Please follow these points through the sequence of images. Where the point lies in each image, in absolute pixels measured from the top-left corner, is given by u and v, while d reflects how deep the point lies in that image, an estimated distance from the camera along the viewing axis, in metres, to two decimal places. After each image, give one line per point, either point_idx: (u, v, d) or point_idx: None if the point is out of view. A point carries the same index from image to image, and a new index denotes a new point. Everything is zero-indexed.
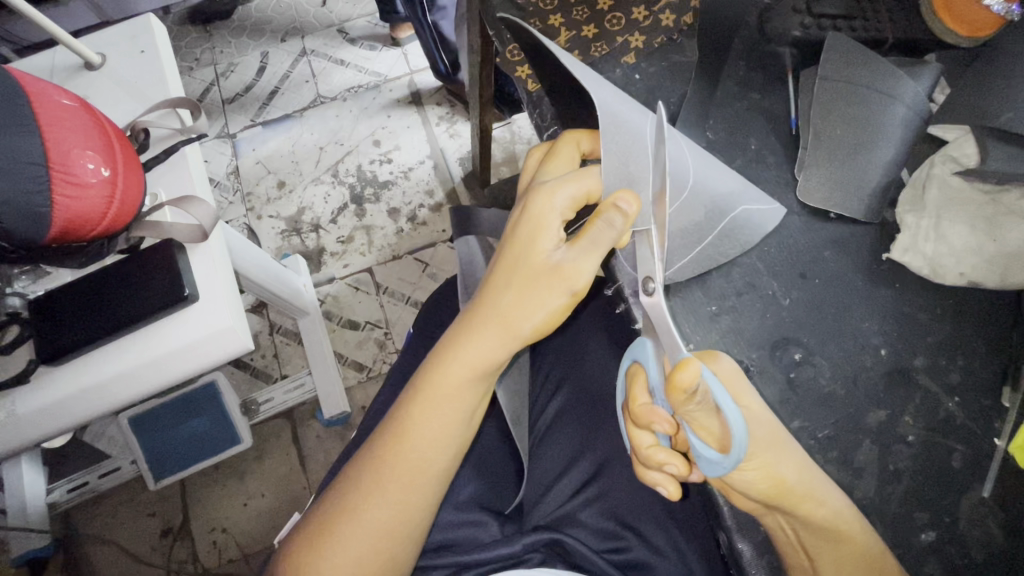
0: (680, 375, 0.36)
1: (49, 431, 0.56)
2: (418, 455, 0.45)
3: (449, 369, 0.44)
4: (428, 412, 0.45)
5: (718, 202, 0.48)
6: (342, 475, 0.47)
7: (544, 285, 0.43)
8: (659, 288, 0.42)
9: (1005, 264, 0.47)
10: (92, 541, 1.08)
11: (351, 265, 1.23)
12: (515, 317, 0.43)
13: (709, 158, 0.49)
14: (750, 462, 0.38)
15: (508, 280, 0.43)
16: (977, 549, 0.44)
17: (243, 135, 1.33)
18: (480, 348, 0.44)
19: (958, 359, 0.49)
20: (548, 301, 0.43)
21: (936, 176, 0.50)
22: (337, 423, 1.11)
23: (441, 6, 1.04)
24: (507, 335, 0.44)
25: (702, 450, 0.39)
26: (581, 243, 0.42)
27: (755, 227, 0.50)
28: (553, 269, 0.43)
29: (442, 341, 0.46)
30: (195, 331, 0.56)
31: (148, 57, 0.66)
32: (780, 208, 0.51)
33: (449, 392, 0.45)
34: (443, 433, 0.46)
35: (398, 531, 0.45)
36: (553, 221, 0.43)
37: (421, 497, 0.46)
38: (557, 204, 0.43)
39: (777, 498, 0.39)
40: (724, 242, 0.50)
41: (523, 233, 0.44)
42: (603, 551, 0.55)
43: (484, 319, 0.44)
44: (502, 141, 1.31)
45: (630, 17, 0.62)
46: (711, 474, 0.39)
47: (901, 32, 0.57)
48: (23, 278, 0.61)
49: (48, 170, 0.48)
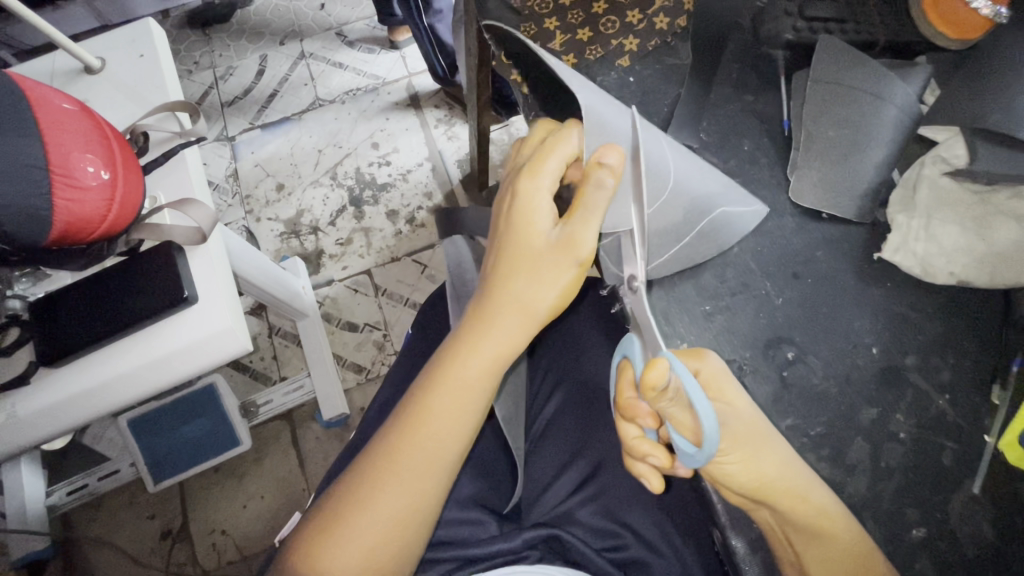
0: (649, 374, 0.37)
1: (49, 433, 0.56)
2: (434, 442, 0.46)
3: (466, 359, 0.45)
4: (440, 399, 0.46)
5: (697, 201, 0.49)
6: (348, 471, 0.48)
7: (552, 265, 0.43)
8: (642, 285, 0.44)
9: (995, 264, 0.48)
10: (91, 543, 1.08)
11: (350, 267, 1.24)
12: (530, 299, 0.44)
13: (690, 156, 0.50)
14: (729, 455, 0.39)
15: (515, 266, 0.44)
16: (968, 546, 0.45)
17: (242, 138, 1.34)
18: (495, 333, 0.45)
19: (949, 358, 0.49)
20: (557, 279, 0.43)
21: (926, 177, 0.51)
22: (335, 424, 1.12)
23: (438, 10, 1.05)
24: (522, 317, 0.45)
25: (680, 443, 0.39)
26: (576, 213, 0.42)
27: (735, 228, 0.51)
28: (555, 247, 0.43)
29: (453, 333, 0.48)
30: (194, 333, 0.57)
31: (147, 61, 0.67)
32: (761, 208, 0.52)
33: (463, 380, 0.46)
34: (458, 417, 0.46)
35: (410, 519, 0.45)
36: (545, 202, 0.43)
37: (436, 483, 0.46)
38: (545, 183, 0.43)
39: (760, 493, 0.40)
40: (699, 244, 0.50)
41: (517, 219, 0.44)
42: (599, 549, 0.55)
43: (496, 305, 0.45)
44: (499, 143, 1.31)
45: (625, 20, 0.62)
46: (689, 466, 0.39)
47: (892, 36, 0.57)
48: (23, 281, 0.61)
49: (49, 173, 0.48)
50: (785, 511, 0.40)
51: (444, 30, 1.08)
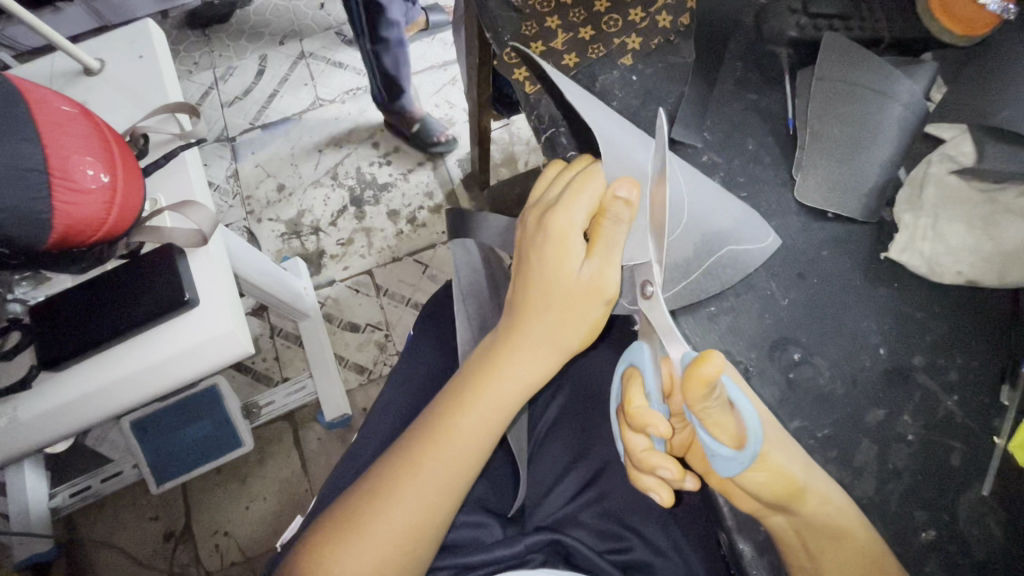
0: (704, 369, 0.35)
1: (50, 437, 0.56)
2: (454, 464, 0.46)
3: (495, 382, 0.47)
4: (467, 418, 0.46)
5: (709, 238, 0.49)
6: (363, 478, 0.48)
7: (580, 303, 0.45)
8: (658, 292, 0.43)
9: (1002, 263, 0.48)
10: (94, 545, 1.08)
11: (351, 267, 1.23)
12: (558, 334, 0.46)
13: (707, 189, 0.50)
14: (764, 463, 0.38)
15: (546, 303, 0.45)
16: (977, 547, 0.45)
17: (243, 138, 1.33)
18: (524, 364, 0.47)
19: (957, 358, 0.49)
20: (587, 316, 0.45)
21: (932, 176, 0.50)
22: (339, 425, 1.11)
23: (394, 44, 1.00)
24: (551, 350, 0.46)
25: (714, 448, 0.38)
26: (599, 250, 0.43)
27: (744, 262, 0.50)
28: (583, 287, 0.44)
29: (482, 354, 0.49)
30: (196, 335, 0.57)
31: (146, 62, 0.66)
32: (776, 238, 0.51)
33: (491, 405, 0.47)
34: (480, 442, 0.47)
35: (425, 530, 0.45)
36: (576, 239, 0.44)
37: (453, 499, 0.47)
38: (576, 222, 0.44)
39: (787, 498, 0.39)
40: (707, 279, 0.50)
41: (549, 254, 0.45)
42: (603, 552, 0.55)
43: (526, 338, 0.47)
44: (501, 142, 1.31)
45: (627, 18, 0.62)
46: (723, 473, 0.38)
47: (898, 33, 0.57)
48: (24, 284, 0.61)
49: (49, 177, 0.48)
50: (805, 513, 0.40)
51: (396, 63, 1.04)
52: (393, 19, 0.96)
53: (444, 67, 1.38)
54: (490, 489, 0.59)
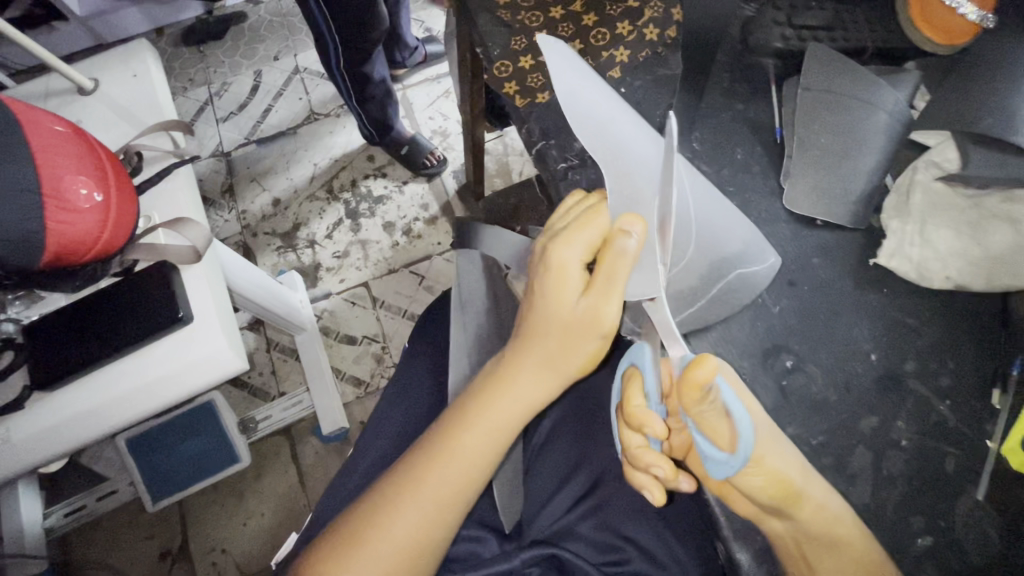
0: (696, 372, 0.36)
1: (46, 455, 0.55)
2: (447, 486, 0.46)
3: (496, 404, 0.47)
4: (467, 438, 0.46)
5: (718, 263, 0.49)
6: (361, 494, 0.47)
7: (578, 335, 0.45)
8: (664, 300, 0.43)
9: (990, 268, 0.48)
10: (90, 566, 1.07)
11: (347, 280, 1.23)
12: (557, 361, 0.46)
13: (717, 210, 0.49)
14: (758, 467, 0.38)
15: (545, 329, 0.46)
16: (974, 552, 0.44)
17: (237, 154, 1.34)
18: (522, 389, 0.47)
19: (949, 363, 0.49)
20: (583, 348, 0.45)
21: (919, 182, 0.51)
22: (334, 439, 1.11)
23: (370, 95, 1.02)
24: (550, 378, 0.46)
25: (707, 450, 0.39)
26: (598, 285, 0.43)
27: (748, 287, 0.50)
28: (580, 318, 0.44)
29: (484, 376, 0.49)
30: (194, 358, 0.57)
31: (140, 81, 0.67)
32: (763, 237, 0.51)
33: (488, 425, 0.47)
34: (476, 467, 0.47)
35: (422, 549, 0.45)
36: (574, 271, 0.45)
37: (450, 521, 0.47)
38: (576, 254, 0.44)
39: (785, 502, 0.39)
40: (714, 306, 0.50)
41: (549, 285, 0.45)
42: (601, 564, 0.55)
43: (526, 364, 0.47)
44: (495, 153, 1.32)
45: (615, 32, 0.63)
46: (716, 475, 0.39)
47: (881, 42, 0.58)
48: (17, 304, 0.60)
49: (42, 198, 0.48)
50: (803, 518, 0.41)
51: (375, 109, 1.07)
52: (380, 76, 1.01)
53: (438, 79, 1.39)
54: (487, 502, 0.59)
